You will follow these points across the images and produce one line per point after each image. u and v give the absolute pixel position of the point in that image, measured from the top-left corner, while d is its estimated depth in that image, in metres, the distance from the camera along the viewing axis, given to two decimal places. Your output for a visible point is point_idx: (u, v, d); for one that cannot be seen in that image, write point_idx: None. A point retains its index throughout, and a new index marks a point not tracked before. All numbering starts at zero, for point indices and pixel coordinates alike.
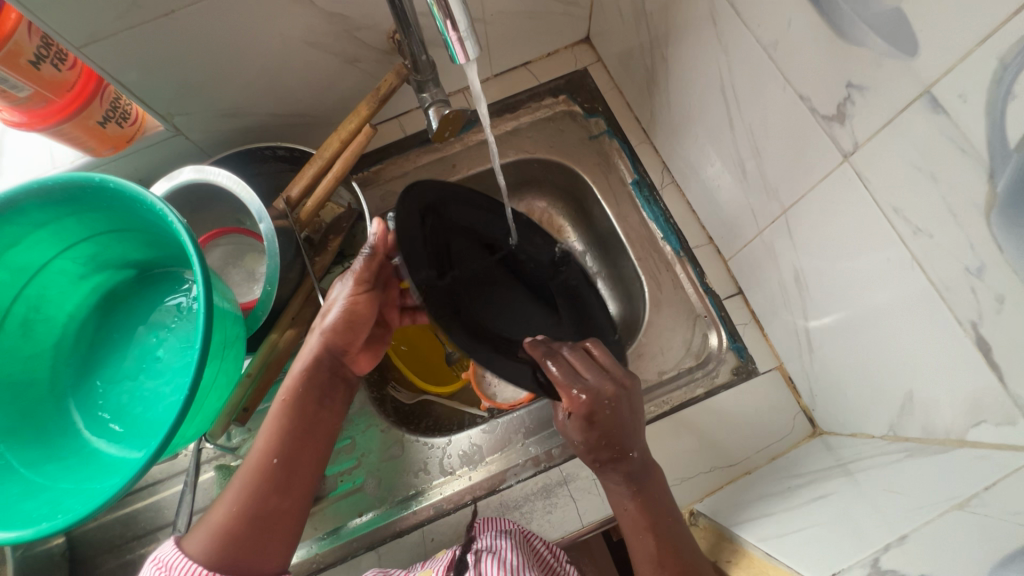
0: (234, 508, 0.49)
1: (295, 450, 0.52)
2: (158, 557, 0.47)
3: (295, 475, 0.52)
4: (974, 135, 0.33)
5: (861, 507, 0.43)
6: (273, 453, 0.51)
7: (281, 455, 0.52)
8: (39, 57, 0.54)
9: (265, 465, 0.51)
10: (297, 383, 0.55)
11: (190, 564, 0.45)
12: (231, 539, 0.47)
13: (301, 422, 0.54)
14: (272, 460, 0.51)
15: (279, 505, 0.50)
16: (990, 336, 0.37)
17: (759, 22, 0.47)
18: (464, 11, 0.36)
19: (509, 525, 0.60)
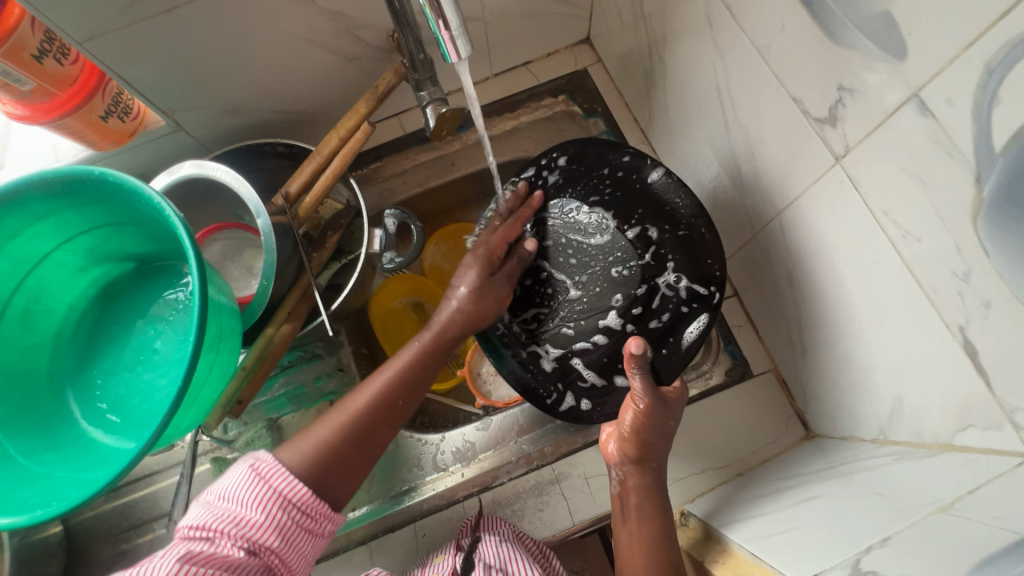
0: (346, 427, 0.51)
1: (411, 399, 0.55)
2: (255, 460, 0.47)
3: (403, 419, 0.54)
4: (961, 139, 0.33)
5: (847, 509, 0.43)
6: (399, 395, 0.54)
7: (406, 399, 0.54)
8: (42, 51, 0.55)
9: (390, 400, 0.53)
10: (435, 335, 0.58)
11: (291, 479, 0.46)
12: (332, 458, 0.49)
13: (426, 372, 0.57)
14: (397, 400, 0.54)
15: (379, 437, 0.52)
16: (976, 340, 0.37)
17: (754, 24, 0.48)
18: (456, 11, 0.36)
19: (505, 525, 0.61)
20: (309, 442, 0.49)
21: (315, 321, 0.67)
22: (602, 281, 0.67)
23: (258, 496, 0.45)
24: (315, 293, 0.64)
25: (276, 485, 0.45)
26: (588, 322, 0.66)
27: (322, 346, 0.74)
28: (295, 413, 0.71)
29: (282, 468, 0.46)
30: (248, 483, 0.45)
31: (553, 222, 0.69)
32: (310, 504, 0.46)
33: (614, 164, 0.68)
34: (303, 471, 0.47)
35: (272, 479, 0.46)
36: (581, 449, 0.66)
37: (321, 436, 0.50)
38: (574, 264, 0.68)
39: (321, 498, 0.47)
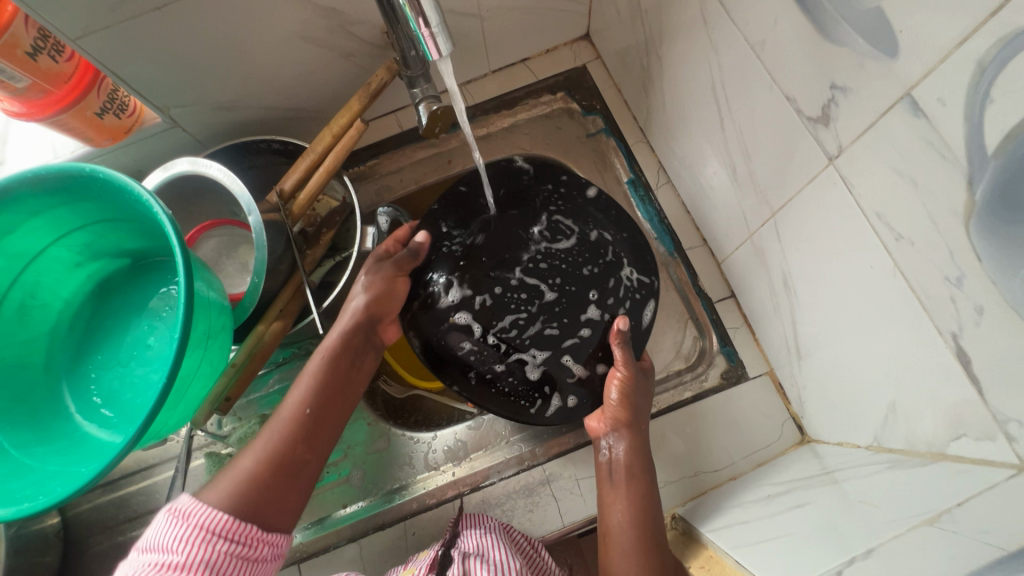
0: (262, 455, 0.50)
1: (323, 403, 0.54)
2: (173, 506, 0.46)
3: (321, 429, 0.53)
4: (952, 140, 0.32)
5: (835, 518, 0.42)
6: (306, 403, 0.53)
7: (315, 407, 0.53)
8: (36, 48, 0.56)
9: (298, 414, 0.52)
10: (335, 339, 0.58)
11: (212, 511, 0.45)
12: (256, 484, 0.48)
13: (335, 379, 0.56)
14: (305, 410, 0.53)
15: (302, 454, 0.51)
16: (969, 348, 0.36)
17: (748, 21, 0.46)
18: (435, 9, 0.36)
19: (492, 521, 0.60)
20: (228, 480, 0.48)
21: (307, 319, 0.67)
22: (573, 280, 0.65)
23: (180, 536, 0.43)
24: (307, 291, 0.64)
25: (197, 520, 0.44)
26: (570, 324, 0.64)
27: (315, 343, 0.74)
28: None
29: (203, 504, 0.45)
30: (169, 526, 0.44)
31: (515, 229, 0.66)
32: (236, 530, 0.45)
33: (553, 177, 0.68)
34: (222, 502, 0.46)
35: (192, 517, 0.44)
36: (573, 450, 0.66)
37: (239, 470, 0.49)
38: (547, 266, 0.65)
39: (246, 522, 0.46)
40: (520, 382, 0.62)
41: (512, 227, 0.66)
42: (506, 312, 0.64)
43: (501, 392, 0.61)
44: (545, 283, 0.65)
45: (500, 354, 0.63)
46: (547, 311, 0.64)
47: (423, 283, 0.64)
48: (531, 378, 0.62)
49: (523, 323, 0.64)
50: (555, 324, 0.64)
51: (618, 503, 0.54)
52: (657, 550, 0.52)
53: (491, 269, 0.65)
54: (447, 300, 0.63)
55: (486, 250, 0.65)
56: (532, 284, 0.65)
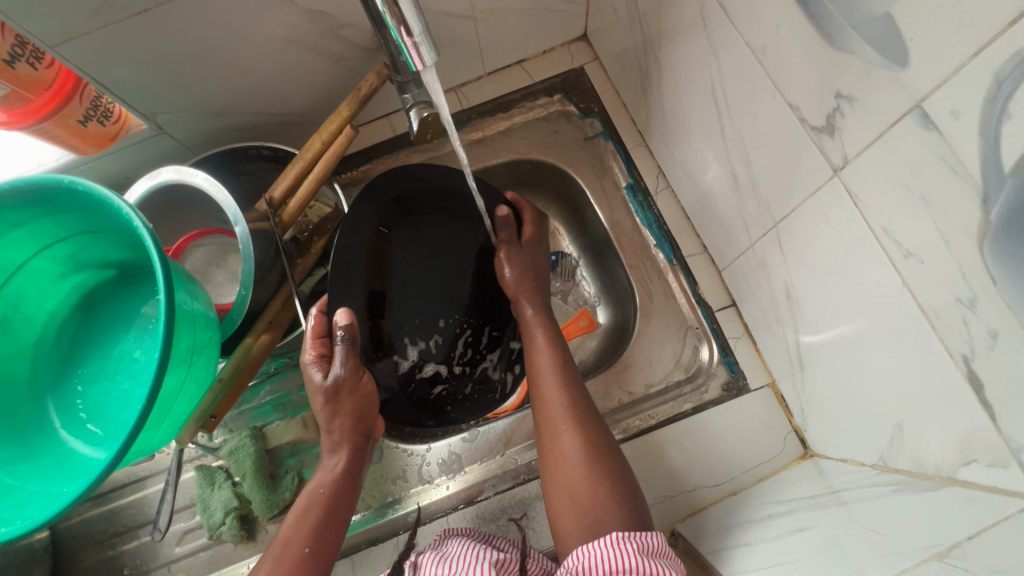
0: None
1: (322, 537, 0.53)
2: None
3: (323, 565, 0.52)
4: (966, 156, 0.30)
5: (839, 544, 0.41)
6: (307, 542, 0.52)
7: (313, 544, 0.52)
8: (14, 56, 0.54)
9: (298, 555, 0.51)
10: (339, 472, 0.57)
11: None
12: None
13: (334, 508, 0.55)
14: (304, 549, 0.51)
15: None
16: (982, 372, 0.34)
17: (749, 24, 0.44)
18: (418, 17, 0.35)
19: (471, 531, 0.59)
20: None
21: (297, 330, 0.66)
22: (492, 283, 0.70)
23: None
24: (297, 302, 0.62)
25: None
26: (490, 313, 0.70)
27: None
28: (280, 421, 0.70)
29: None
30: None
31: (416, 258, 0.64)
32: None
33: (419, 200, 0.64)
34: None
35: None
36: None
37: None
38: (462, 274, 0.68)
39: None
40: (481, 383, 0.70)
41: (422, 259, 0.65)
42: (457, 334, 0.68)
43: (477, 400, 0.69)
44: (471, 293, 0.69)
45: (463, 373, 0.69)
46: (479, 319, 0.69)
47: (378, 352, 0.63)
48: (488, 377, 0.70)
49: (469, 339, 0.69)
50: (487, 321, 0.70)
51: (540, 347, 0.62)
52: (575, 375, 0.60)
53: (428, 314, 0.66)
54: (404, 360, 0.65)
55: (408, 296, 0.64)
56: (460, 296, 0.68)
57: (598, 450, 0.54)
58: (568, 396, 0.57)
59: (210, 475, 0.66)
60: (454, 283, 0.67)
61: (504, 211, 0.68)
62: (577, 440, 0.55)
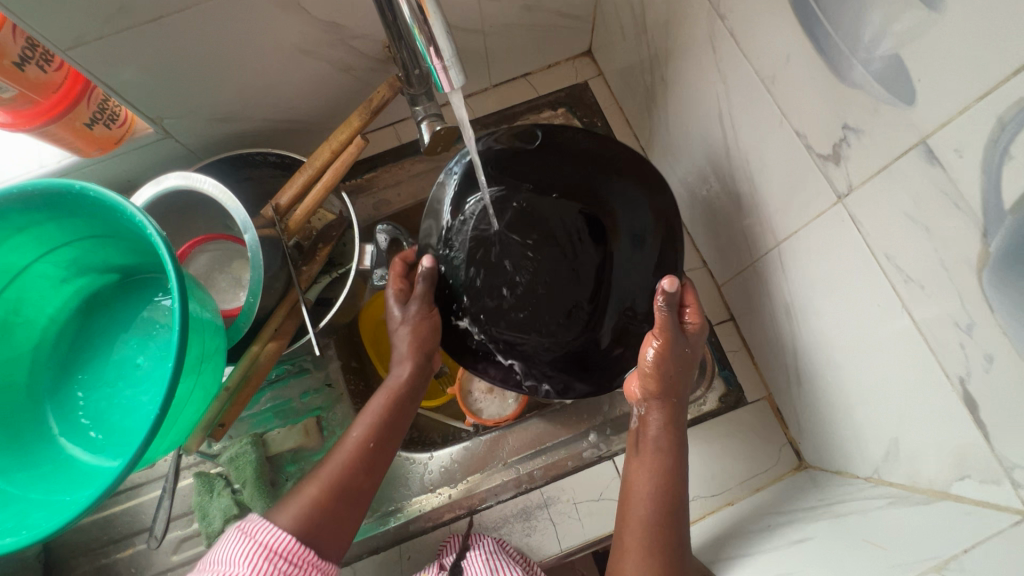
0: (328, 481, 0.52)
1: (384, 436, 0.56)
2: (241, 523, 0.49)
3: (381, 462, 0.56)
4: (968, 192, 0.32)
5: (838, 554, 0.42)
6: (369, 437, 0.55)
7: (378, 441, 0.56)
8: (24, 58, 0.53)
9: (365, 451, 0.55)
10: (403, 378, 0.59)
11: (276, 530, 0.48)
12: (323, 512, 0.51)
13: (395, 414, 0.58)
14: (368, 443, 0.55)
15: (362, 484, 0.54)
16: (976, 393, 0.36)
17: (758, 53, 0.46)
18: (449, 40, 0.36)
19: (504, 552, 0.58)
20: (297, 504, 0.51)
21: (301, 339, 0.66)
22: (641, 245, 0.62)
23: (247, 553, 0.46)
24: (302, 309, 0.62)
25: (261, 539, 0.47)
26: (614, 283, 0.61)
27: (309, 360, 0.73)
28: (281, 427, 0.70)
29: (269, 523, 0.48)
30: (237, 543, 0.47)
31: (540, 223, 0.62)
32: (298, 554, 0.47)
33: (565, 162, 0.64)
34: (290, 524, 0.49)
35: (258, 534, 0.47)
36: (573, 472, 0.65)
37: (301, 497, 0.51)
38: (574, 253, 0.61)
39: (306, 548, 0.48)
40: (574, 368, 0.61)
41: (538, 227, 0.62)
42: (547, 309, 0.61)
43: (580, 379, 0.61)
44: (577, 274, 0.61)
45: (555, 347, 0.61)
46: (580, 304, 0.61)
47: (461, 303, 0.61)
48: (604, 352, 0.61)
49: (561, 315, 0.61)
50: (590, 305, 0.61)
51: (643, 469, 0.53)
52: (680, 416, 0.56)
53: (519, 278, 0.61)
54: (471, 314, 0.61)
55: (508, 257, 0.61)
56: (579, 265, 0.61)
57: (668, 505, 0.51)
58: (659, 481, 0.52)
59: (209, 482, 0.65)
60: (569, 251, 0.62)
61: (668, 286, 0.54)
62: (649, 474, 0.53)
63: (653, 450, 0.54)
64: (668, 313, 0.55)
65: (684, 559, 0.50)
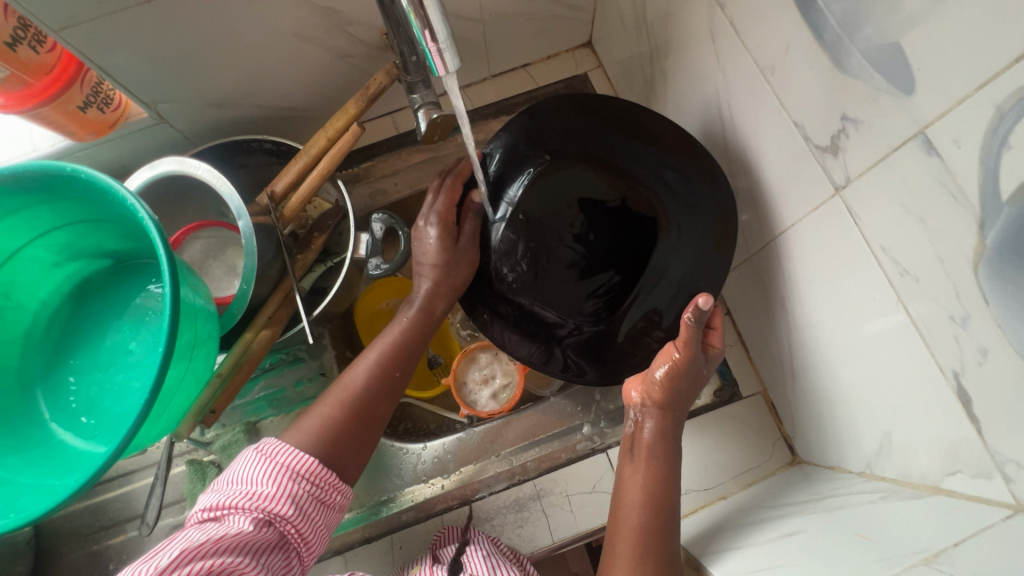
0: (350, 403, 0.52)
1: (404, 362, 0.57)
2: (259, 444, 0.49)
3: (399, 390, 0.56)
4: (966, 183, 0.32)
5: (828, 547, 0.42)
6: (395, 367, 0.56)
7: (401, 371, 0.56)
8: (16, 38, 0.53)
9: (388, 378, 0.55)
10: (421, 311, 0.59)
11: (295, 451, 0.48)
12: (339, 435, 0.51)
13: (414, 342, 0.58)
14: (394, 372, 0.55)
15: (382, 409, 0.54)
16: (970, 387, 0.36)
17: (758, 43, 0.46)
18: (444, 23, 0.36)
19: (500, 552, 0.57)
20: (314, 421, 0.51)
21: (294, 327, 0.65)
22: (687, 237, 0.60)
23: (268, 472, 0.46)
24: (297, 298, 0.62)
25: (282, 460, 0.47)
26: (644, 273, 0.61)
27: (304, 349, 0.71)
28: (275, 416, 0.70)
29: (287, 445, 0.48)
30: (255, 464, 0.47)
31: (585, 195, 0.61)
32: (320, 474, 0.48)
33: (620, 139, 0.62)
34: (309, 447, 0.49)
35: (278, 455, 0.47)
36: (566, 465, 0.65)
37: (322, 415, 0.51)
38: (613, 235, 0.61)
39: (329, 469, 0.49)
40: (583, 349, 0.62)
41: (580, 207, 0.61)
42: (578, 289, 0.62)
43: (592, 361, 0.62)
44: (614, 258, 0.61)
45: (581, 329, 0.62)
46: (614, 289, 0.61)
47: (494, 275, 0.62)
48: (619, 344, 0.62)
49: (592, 299, 0.61)
50: (619, 294, 0.61)
51: (637, 477, 0.53)
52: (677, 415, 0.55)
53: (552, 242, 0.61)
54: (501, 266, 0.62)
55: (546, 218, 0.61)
56: (613, 245, 0.61)
57: (657, 496, 0.51)
58: (654, 475, 0.52)
59: (201, 470, 0.65)
60: (606, 226, 0.61)
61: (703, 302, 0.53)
62: (653, 455, 0.53)
63: (648, 456, 0.54)
64: (693, 328, 0.55)
65: (674, 549, 0.50)
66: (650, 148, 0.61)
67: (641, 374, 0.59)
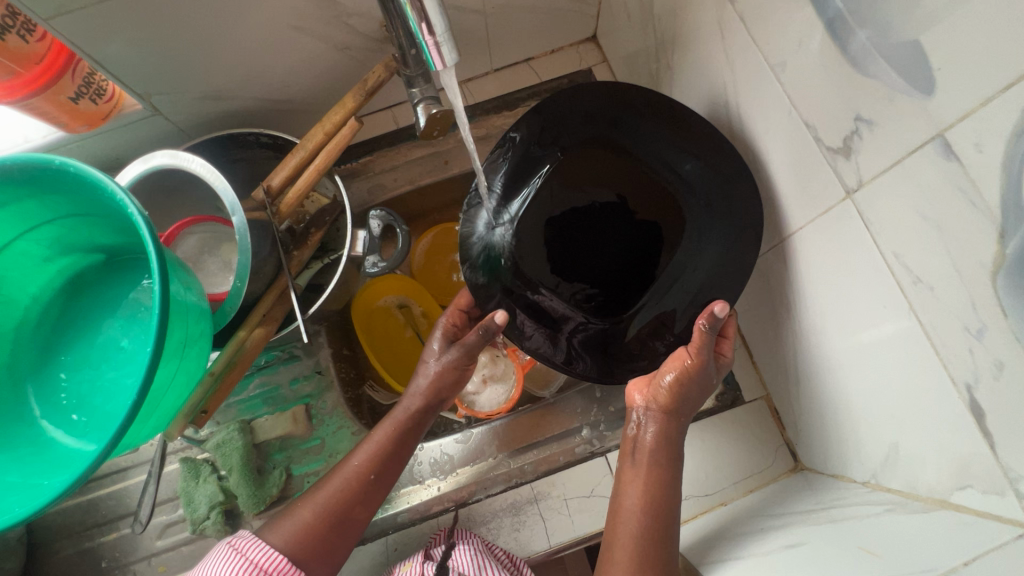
0: (324, 512, 0.52)
1: (383, 467, 0.56)
2: (231, 541, 0.49)
3: (378, 495, 0.55)
4: (987, 190, 0.30)
5: (832, 560, 0.41)
6: (371, 470, 0.55)
7: (379, 475, 0.55)
8: (4, 27, 0.51)
9: (362, 481, 0.54)
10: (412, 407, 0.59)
11: (267, 548, 0.48)
12: (312, 542, 0.51)
13: (400, 446, 0.57)
14: (368, 476, 0.55)
15: (357, 515, 0.54)
16: (984, 401, 0.35)
17: (769, 40, 0.44)
18: (441, 15, 0.34)
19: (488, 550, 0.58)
20: (290, 526, 0.51)
21: (290, 325, 0.64)
22: (705, 234, 0.57)
23: (234, 570, 0.46)
24: (292, 296, 0.61)
25: (252, 556, 0.48)
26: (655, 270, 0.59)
27: (300, 347, 0.72)
28: (269, 415, 0.69)
29: (259, 542, 0.49)
30: (224, 560, 0.47)
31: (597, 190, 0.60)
32: (285, 573, 0.48)
33: (635, 127, 0.58)
34: (284, 548, 0.49)
35: (248, 552, 0.48)
36: (563, 468, 0.64)
37: (297, 520, 0.52)
38: (625, 231, 0.60)
39: (295, 570, 0.48)
40: (589, 345, 0.61)
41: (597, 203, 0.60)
42: (591, 287, 0.61)
43: (598, 356, 0.60)
44: (627, 254, 0.60)
45: (589, 324, 0.61)
46: (624, 285, 0.60)
47: (507, 276, 0.61)
48: (629, 340, 0.60)
49: (601, 295, 0.61)
50: (628, 290, 0.60)
51: (636, 481, 0.52)
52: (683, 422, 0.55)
53: (570, 242, 0.61)
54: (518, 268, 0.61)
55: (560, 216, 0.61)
56: (625, 243, 0.60)
57: (656, 505, 0.50)
58: (653, 482, 0.51)
59: (195, 468, 0.64)
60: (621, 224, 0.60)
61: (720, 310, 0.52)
62: (652, 463, 0.52)
63: (649, 461, 0.53)
64: (711, 336, 0.53)
65: (671, 558, 0.49)
66: (666, 134, 0.57)
67: (644, 377, 0.57)
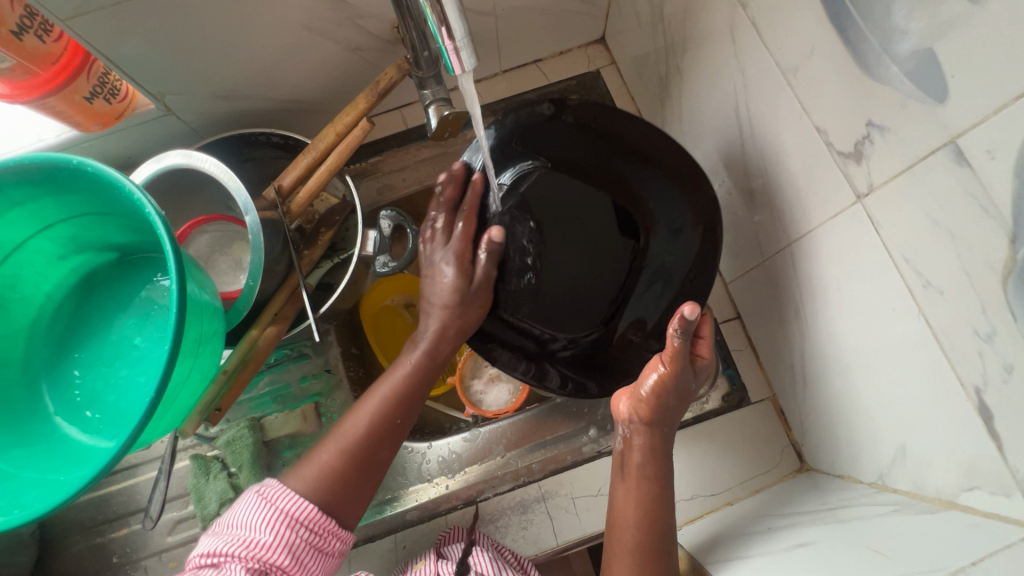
0: (352, 453, 0.52)
1: (408, 407, 0.55)
2: (261, 487, 0.49)
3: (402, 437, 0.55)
4: (999, 197, 0.31)
5: (840, 559, 0.41)
6: (399, 414, 0.54)
7: (404, 418, 0.55)
8: (22, 27, 0.51)
9: (389, 424, 0.54)
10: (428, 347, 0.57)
11: (296, 496, 0.48)
12: (337, 482, 0.51)
13: (422, 386, 0.57)
14: (397, 420, 0.54)
15: (382, 455, 0.53)
16: (993, 404, 0.35)
17: (780, 45, 0.45)
18: (461, 20, 0.35)
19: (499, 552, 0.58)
20: (316, 469, 0.51)
21: (302, 323, 0.65)
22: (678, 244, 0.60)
23: (268, 518, 0.47)
24: (303, 294, 0.61)
25: (283, 506, 0.47)
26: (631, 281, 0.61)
27: (309, 346, 0.72)
28: (279, 412, 0.69)
29: (288, 490, 0.49)
30: (256, 508, 0.48)
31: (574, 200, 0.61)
32: (318, 522, 0.48)
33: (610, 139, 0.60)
34: (310, 493, 0.49)
35: (278, 501, 0.48)
36: (570, 467, 0.65)
37: (320, 463, 0.51)
38: (601, 241, 0.61)
39: (327, 517, 0.49)
40: (574, 359, 0.61)
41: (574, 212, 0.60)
42: (577, 299, 0.61)
43: (583, 373, 0.61)
44: (603, 263, 0.61)
45: (575, 340, 0.61)
46: (601, 296, 0.61)
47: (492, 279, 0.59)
48: (611, 353, 0.62)
49: (582, 306, 0.61)
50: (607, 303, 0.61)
51: (630, 497, 0.52)
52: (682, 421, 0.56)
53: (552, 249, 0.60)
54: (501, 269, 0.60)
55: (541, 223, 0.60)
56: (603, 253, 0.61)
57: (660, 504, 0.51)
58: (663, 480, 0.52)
59: (205, 465, 0.64)
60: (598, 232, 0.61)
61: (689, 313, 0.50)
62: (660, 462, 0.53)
63: (639, 476, 0.53)
64: (682, 342, 0.52)
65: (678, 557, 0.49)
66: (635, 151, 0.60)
67: (628, 386, 0.58)
